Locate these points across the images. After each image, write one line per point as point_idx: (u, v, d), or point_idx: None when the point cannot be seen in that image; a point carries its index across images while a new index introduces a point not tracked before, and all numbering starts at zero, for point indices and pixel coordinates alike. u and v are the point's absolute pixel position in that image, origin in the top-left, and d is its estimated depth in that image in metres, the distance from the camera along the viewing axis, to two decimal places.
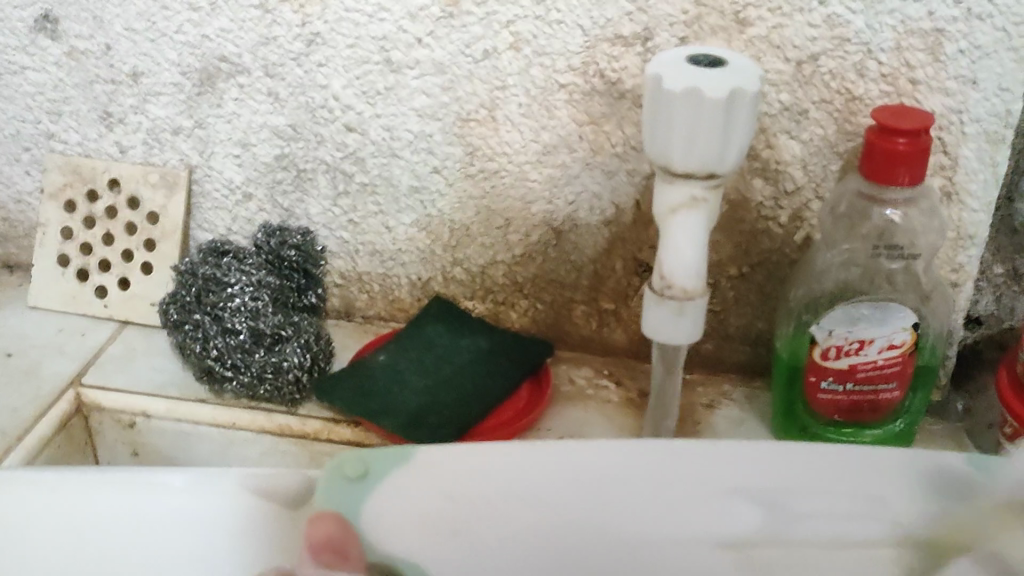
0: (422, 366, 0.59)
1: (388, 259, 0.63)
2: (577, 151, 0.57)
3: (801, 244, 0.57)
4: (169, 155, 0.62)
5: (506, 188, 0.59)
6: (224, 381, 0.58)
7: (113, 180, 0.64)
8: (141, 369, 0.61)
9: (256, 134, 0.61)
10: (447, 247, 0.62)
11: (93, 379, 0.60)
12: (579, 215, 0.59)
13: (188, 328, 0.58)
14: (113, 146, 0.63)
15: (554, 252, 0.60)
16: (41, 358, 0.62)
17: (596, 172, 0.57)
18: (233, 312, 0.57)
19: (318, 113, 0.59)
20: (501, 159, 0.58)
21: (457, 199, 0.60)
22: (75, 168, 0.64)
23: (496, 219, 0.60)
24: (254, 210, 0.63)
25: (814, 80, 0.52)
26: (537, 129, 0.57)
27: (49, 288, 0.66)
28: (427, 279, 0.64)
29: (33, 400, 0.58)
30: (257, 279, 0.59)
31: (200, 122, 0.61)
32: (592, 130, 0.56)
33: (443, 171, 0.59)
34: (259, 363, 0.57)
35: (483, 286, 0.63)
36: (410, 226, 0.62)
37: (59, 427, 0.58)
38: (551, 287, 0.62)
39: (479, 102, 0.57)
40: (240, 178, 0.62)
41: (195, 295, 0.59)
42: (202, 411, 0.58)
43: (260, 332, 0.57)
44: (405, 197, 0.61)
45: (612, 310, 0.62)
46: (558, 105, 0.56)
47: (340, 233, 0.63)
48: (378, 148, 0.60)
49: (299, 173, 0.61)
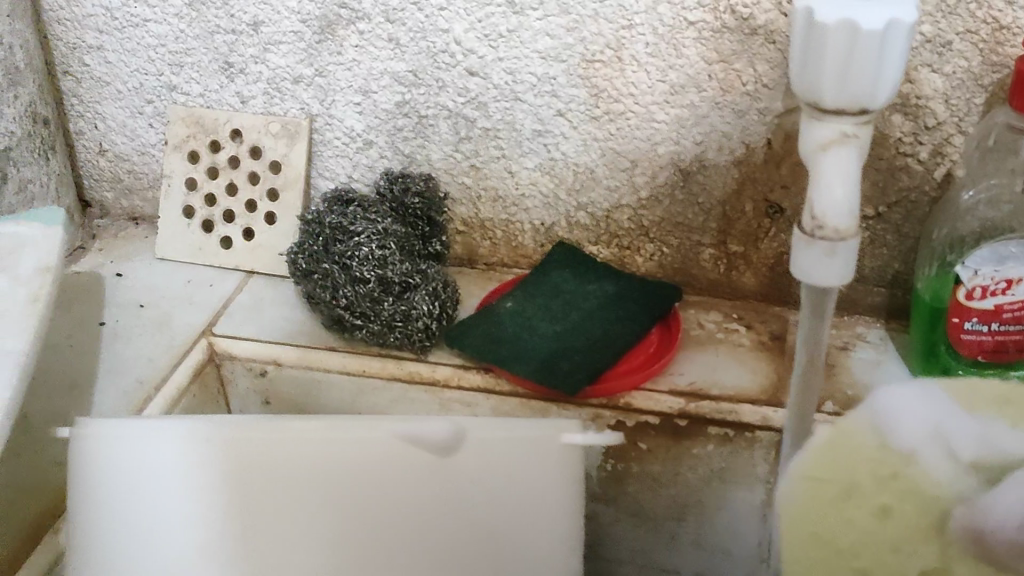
0: (550, 311, 0.59)
1: (511, 205, 0.63)
2: (705, 90, 0.55)
3: (943, 180, 0.55)
4: (290, 104, 0.63)
5: (631, 130, 0.58)
6: (354, 330, 0.58)
7: (235, 130, 0.64)
8: (271, 317, 0.61)
9: (377, 81, 0.60)
10: (571, 190, 0.61)
11: (224, 328, 0.60)
12: (709, 155, 0.57)
13: (317, 278, 0.58)
14: (234, 97, 0.63)
15: (682, 193, 0.59)
16: (172, 309, 0.62)
17: (725, 111, 0.55)
18: (361, 261, 0.57)
19: (440, 58, 0.58)
20: (627, 100, 0.57)
21: (582, 142, 0.59)
22: (198, 120, 0.64)
23: (622, 161, 0.59)
24: (375, 157, 0.63)
25: (960, 10, 0.49)
26: (664, 69, 0.55)
27: (175, 239, 0.66)
28: (551, 225, 0.63)
29: (168, 349, 0.59)
30: (383, 228, 0.58)
31: (321, 71, 0.61)
32: (721, 68, 0.54)
33: (568, 113, 0.58)
34: (387, 314, 0.57)
35: (609, 230, 0.62)
36: (534, 169, 0.61)
37: (194, 376, 0.58)
38: (677, 229, 0.60)
39: (605, 42, 0.55)
40: (361, 127, 0.62)
41: (323, 245, 0.58)
42: (333, 359, 0.58)
43: (388, 280, 0.57)
44: (528, 141, 0.60)
45: (741, 253, 0.60)
46: (687, 43, 0.54)
47: (461, 179, 0.63)
48: (500, 92, 0.59)
49: (420, 119, 0.61)
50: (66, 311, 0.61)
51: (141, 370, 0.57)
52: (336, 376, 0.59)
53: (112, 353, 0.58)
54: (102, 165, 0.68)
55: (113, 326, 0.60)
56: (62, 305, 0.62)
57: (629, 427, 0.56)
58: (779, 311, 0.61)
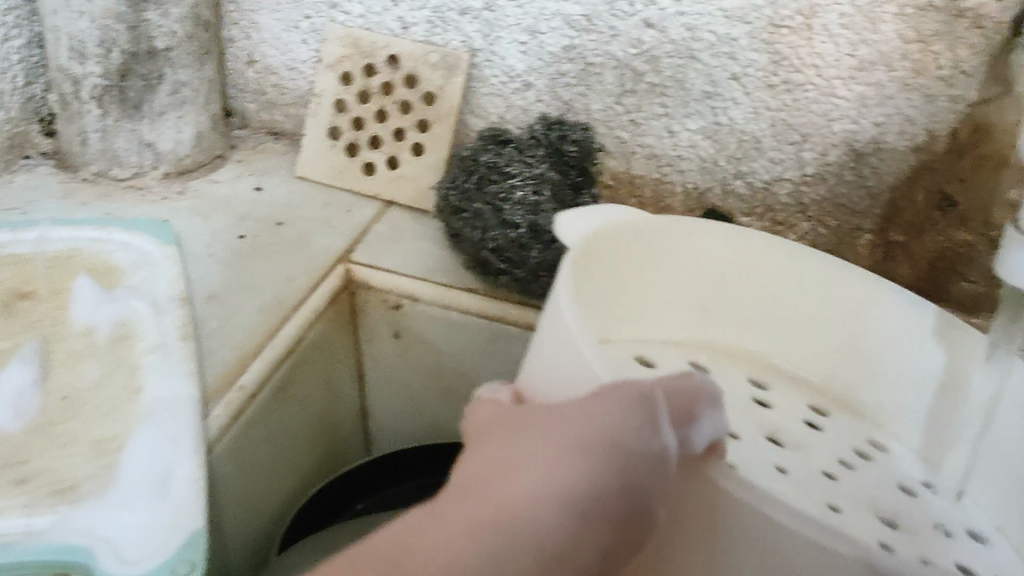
0: None
1: (666, 165, 0.61)
2: (896, 70, 0.53)
3: None
4: (452, 35, 0.61)
5: (808, 103, 0.56)
6: (499, 276, 0.56)
7: (392, 56, 0.62)
8: (408, 252, 0.60)
9: (547, 22, 0.58)
10: (732, 158, 0.59)
11: (363, 257, 0.59)
12: (887, 138, 0.55)
13: (467, 217, 0.56)
14: (395, 21, 0.62)
15: (850, 174, 0.57)
16: (311, 231, 0.61)
17: (913, 95, 0.54)
18: (514, 205, 0.55)
19: (617, 6, 0.56)
20: (808, 70, 0.55)
21: (752, 110, 0.57)
22: (355, 41, 0.62)
23: (792, 134, 0.57)
24: (532, 100, 0.62)
25: None
26: (855, 43, 0.53)
27: (317, 159, 0.65)
28: (705, 190, 0.61)
29: (306, 271, 0.58)
30: (539, 174, 0.57)
31: (490, 5, 0.59)
32: (918, 49, 0.52)
33: (742, 78, 0.56)
34: (536, 262, 0.55)
35: (763, 203, 0.60)
36: (696, 132, 0.59)
37: (327, 303, 0.57)
38: (839, 210, 0.59)
39: (797, 7, 0.53)
40: (523, 66, 0.60)
41: (476, 184, 0.57)
42: (471, 299, 0.57)
43: (539, 228, 0.55)
44: (696, 102, 0.58)
45: (901, 244, 0.58)
46: (886, 18, 0.52)
47: (618, 132, 0.61)
48: (676, 48, 0.57)
49: (586, 67, 0.59)
50: (206, 220, 0.60)
51: (279, 289, 0.56)
52: (472, 318, 0.57)
53: (250, 268, 0.57)
54: (249, 76, 0.67)
55: (252, 241, 0.59)
56: (201, 213, 0.61)
57: None
58: None
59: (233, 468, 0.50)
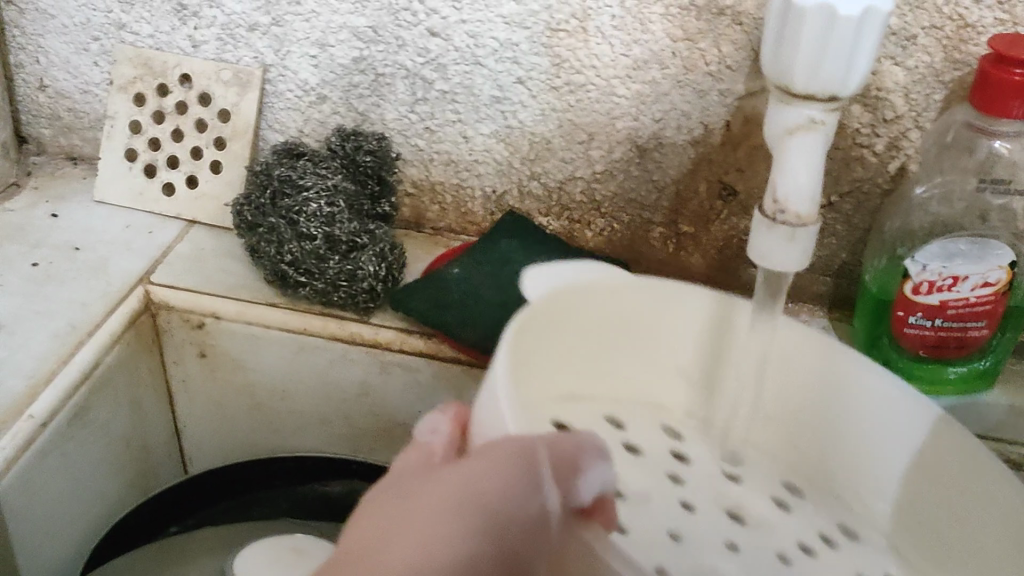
0: (495, 282, 0.58)
1: (464, 170, 0.62)
2: (669, 68, 0.55)
3: (895, 174, 0.56)
4: (243, 52, 0.61)
5: (591, 103, 0.57)
6: (298, 288, 0.57)
7: (184, 75, 0.62)
8: (211, 270, 0.60)
9: (334, 35, 0.59)
10: (525, 160, 0.61)
11: (162, 277, 0.59)
12: (667, 134, 0.57)
13: (263, 231, 0.57)
14: (185, 40, 0.61)
15: (637, 171, 0.59)
16: (109, 255, 0.60)
17: (687, 90, 0.55)
18: (308, 218, 0.55)
19: (401, 16, 0.57)
20: (588, 71, 0.56)
21: (540, 111, 0.58)
22: (146, 61, 0.62)
23: (579, 134, 0.59)
24: (328, 112, 0.62)
25: (926, 5, 0.50)
26: (628, 43, 0.55)
27: (115, 182, 0.64)
28: (503, 192, 0.62)
29: (103, 295, 0.57)
30: (333, 185, 0.57)
31: (277, 20, 0.59)
32: (686, 47, 0.54)
33: (527, 82, 0.58)
34: (332, 272, 0.55)
35: (559, 203, 0.62)
36: (489, 136, 0.60)
37: (128, 323, 0.56)
38: (630, 206, 0.61)
39: (571, 11, 0.54)
40: (316, 80, 0.61)
41: (270, 198, 0.57)
42: (273, 314, 0.57)
43: (334, 239, 0.55)
44: (486, 107, 0.59)
45: (691, 234, 0.61)
46: (653, 18, 0.53)
47: (415, 140, 0.62)
48: (461, 56, 0.58)
49: (377, 77, 0.60)
50: None
51: (73, 314, 0.55)
52: (277, 332, 0.57)
53: (44, 295, 0.56)
54: (41, 102, 0.66)
55: (46, 268, 0.58)
56: None
57: None
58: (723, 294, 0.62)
59: (26, 499, 0.49)
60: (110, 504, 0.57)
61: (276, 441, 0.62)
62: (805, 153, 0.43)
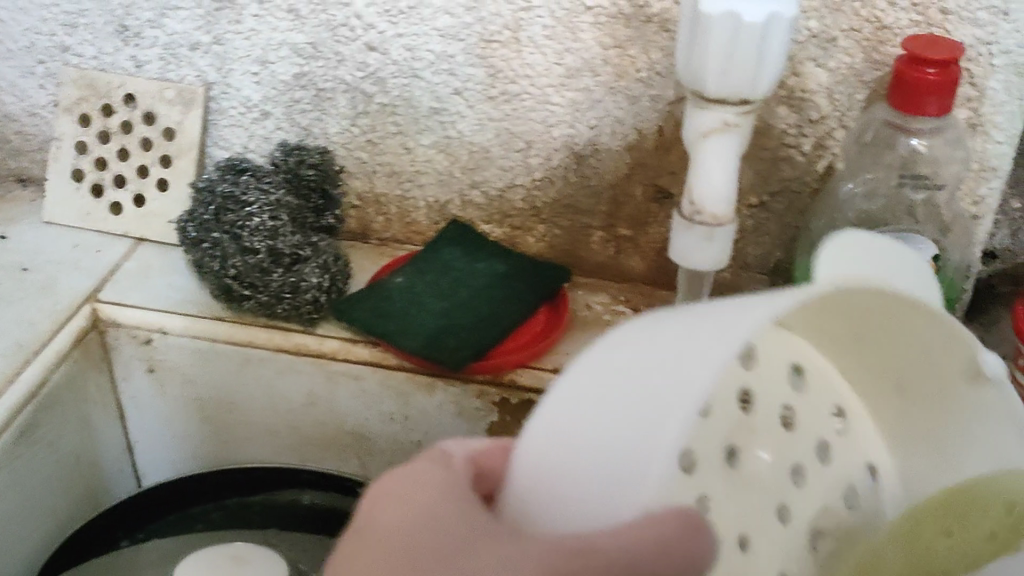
0: (436, 288, 0.58)
1: (406, 181, 0.63)
2: (600, 75, 0.56)
3: (824, 173, 0.57)
4: (186, 71, 0.62)
5: (527, 112, 0.59)
6: (243, 301, 0.57)
7: (129, 95, 0.63)
8: (158, 287, 0.60)
9: (274, 52, 0.60)
10: (465, 169, 0.62)
11: (110, 295, 0.59)
12: (602, 140, 0.58)
13: (207, 247, 0.57)
14: (129, 61, 0.62)
15: (573, 176, 0.60)
16: (57, 274, 0.61)
17: (619, 97, 0.57)
18: (251, 232, 0.56)
19: (339, 31, 0.58)
20: (522, 81, 0.58)
21: (477, 121, 0.60)
22: (90, 83, 0.63)
23: (517, 142, 0.60)
24: (271, 128, 0.63)
25: (844, 7, 0.51)
26: (560, 52, 0.56)
27: (63, 203, 0.65)
28: (445, 202, 0.64)
29: (50, 314, 0.57)
30: (275, 200, 0.58)
31: (218, 39, 0.60)
32: (616, 54, 0.55)
33: (464, 93, 0.59)
34: (276, 285, 0.56)
35: (500, 210, 0.63)
36: (430, 147, 0.61)
37: (74, 342, 0.57)
38: (568, 212, 0.62)
39: (503, 23, 0.56)
40: (258, 97, 0.62)
41: (213, 214, 0.58)
42: (219, 327, 0.58)
43: (278, 252, 0.56)
44: (425, 118, 0.60)
45: (629, 237, 0.62)
46: (583, 27, 0.55)
47: (357, 153, 0.63)
48: (398, 69, 0.59)
49: (318, 92, 0.61)
50: None
51: (21, 333, 0.56)
52: (223, 346, 0.58)
53: None
54: None
55: None
56: None
57: (512, 404, 0.56)
58: (662, 294, 0.63)
59: None
60: (61, 520, 0.58)
61: (228, 453, 0.63)
62: (719, 156, 0.44)
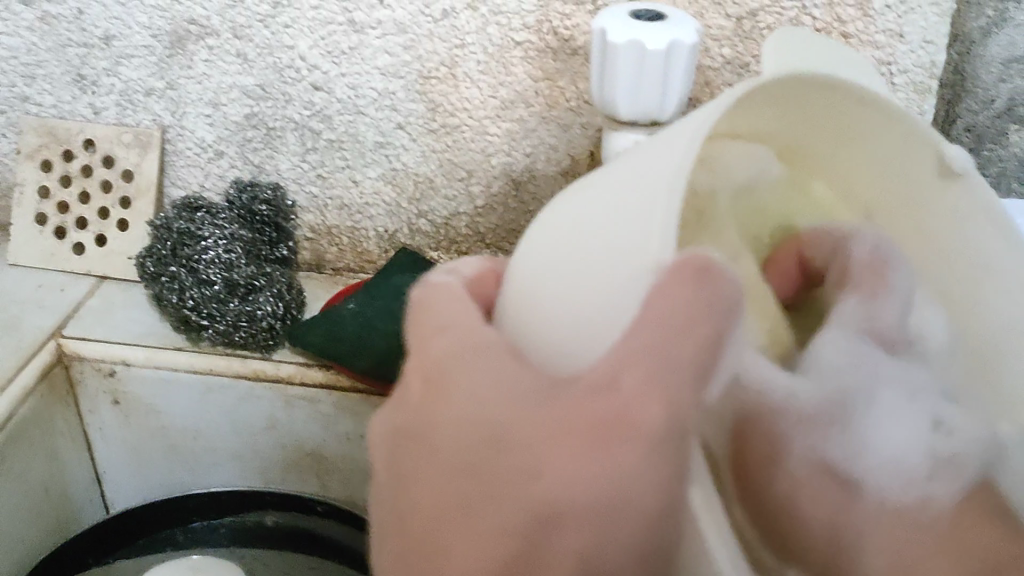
0: (388, 313, 0.60)
1: (356, 213, 0.66)
2: (533, 106, 0.60)
3: None
4: (142, 115, 0.65)
5: (467, 142, 0.62)
6: (201, 330, 0.60)
7: (88, 140, 0.66)
8: (121, 321, 0.63)
9: (225, 94, 0.63)
10: (411, 200, 0.65)
11: (74, 330, 0.62)
12: (538, 167, 0.62)
13: (165, 280, 0.60)
14: (86, 108, 0.65)
15: (513, 202, 0.64)
16: (23, 313, 0.64)
17: (551, 125, 0.60)
18: (208, 264, 0.59)
19: (285, 73, 0.61)
20: (461, 114, 0.61)
21: (421, 153, 0.63)
22: (51, 130, 0.66)
23: (459, 172, 0.63)
24: (225, 167, 0.66)
25: (753, 35, 0.55)
26: (494, 86, 0.59)
27: (27, 245, 0.68)
28: (395, 231, 0.67)
29: (17, 350, 0.60)
30: (230, 233, 0.61)
31: (171, 84, 0.63)
32: (547, 85, 0.59)
33: (406, 127, 0.62)
34: (233, 314, 0.59)
35: (447, 237, 0.66)
36: (377, 179, 0.65)
37: (41, 376, 0.59)
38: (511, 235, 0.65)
39: (439, 60, 0.59)
40: (211, 137, 0.65)
41: (170, 248, 0.60)
42: (179, 357, 0.61)
43: (233, 283, 0.59)
44: (371, 152, 0.64)
45: None
46: (514, 62, 0.58)
47: (309, 188, 0.66)
48: (343, 106, 0.62)
49: (268, 131, 0.64)
50: None
51: None
52: (185, 374, 0.61)
53: None
54: None
55: None
56: None
57: None
58: None
59: None
60: (32, 546, 0.60)
61: (193, 477, 0.66)
62: None
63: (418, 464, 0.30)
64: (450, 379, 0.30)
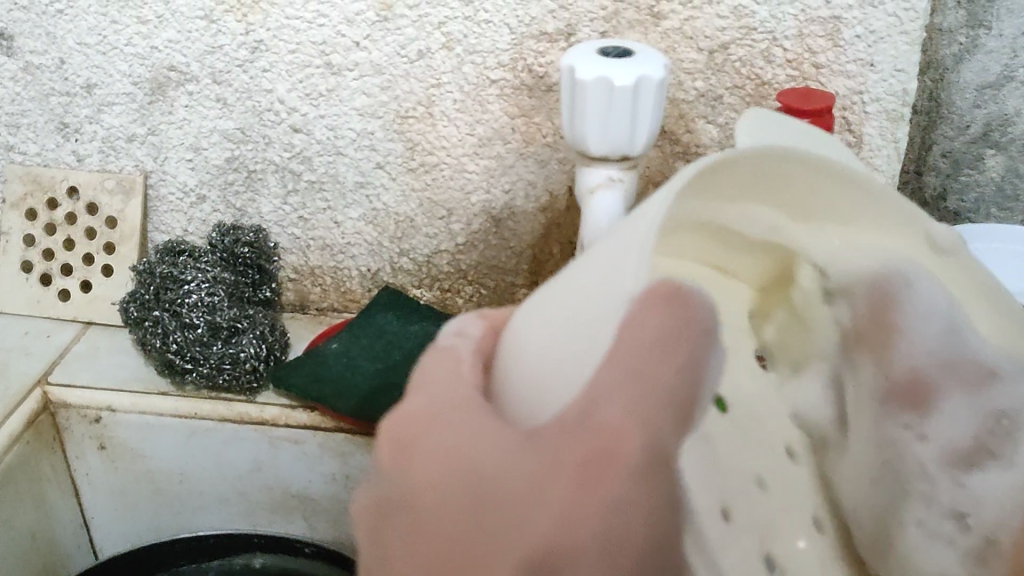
0: (370, 352, 0.61)
1: (339, 253, 0.67)
2: (510, 142, 0.60)
3: None
4: (125, 161, 0.65)
5: (446, 180, 0.62)
6: (185, 374, 0.60)
7: (72, 188, 0.66)
8: (106, 367, 0.64)
9: (206, 138, 0.64)
10: (393, 239, 0.65)
11: (59, 377, 0.62)
12: (517, 204, 0.62)
13: (149, 325, 0.60)
14: (70, 155, 0.66)
15: (493, 238, 0.64)
16: (9, 360, 0.64)
17: (529, 161, 0.60)
18: (190, 308, 0.59)
19: (264, 116, 0.62)
20: (439, 152, 0.61)
21: (400, 192, 0.63)
22: (35, 178, 0.67)
23: (438, 210, 0.64)
24: (208, 211, 0.67)
25: (725, 67, 0.56)
26: (471, 124, 0.60)
27: (13, 293, 0.69)
28: (377, 270, 0.67)
29: (3, 398, 0.60)
30: (212, 276, 0.61)
31: (153, 130, 0.64)
32: (524, 122, 0.59)
33: (386, 166, 0.63)
34: (216, 357, 0.59)
35: (429, 274, 0.67)
36: (358, 219, 0.65)
37: (27, 424, 0.59)
38: (493, 272, 0.66)
39: (416, 99, 0.60)
40: (194, 181, 0.65)
41: (154, 293, 0.61)
42: (165, 402, 0.61)
43: (217, 325, 0.59)
44: (352, 192, 0.64)
45: None
46: (490, 99, 0.59)
47: (291, 230, 0.67)
48: (323, 148, 0.63)
49: (249, 174, 0.64)
50: None
51: None
52: (170, 420, 0.61)
53: None
54: None
55: None
56: None
57: None
58: None
59: None
60: None
61: (182, 521, 0.66)
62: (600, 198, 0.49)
63: (418, 512, 0.29)
64: (434, 439, 0.30)
